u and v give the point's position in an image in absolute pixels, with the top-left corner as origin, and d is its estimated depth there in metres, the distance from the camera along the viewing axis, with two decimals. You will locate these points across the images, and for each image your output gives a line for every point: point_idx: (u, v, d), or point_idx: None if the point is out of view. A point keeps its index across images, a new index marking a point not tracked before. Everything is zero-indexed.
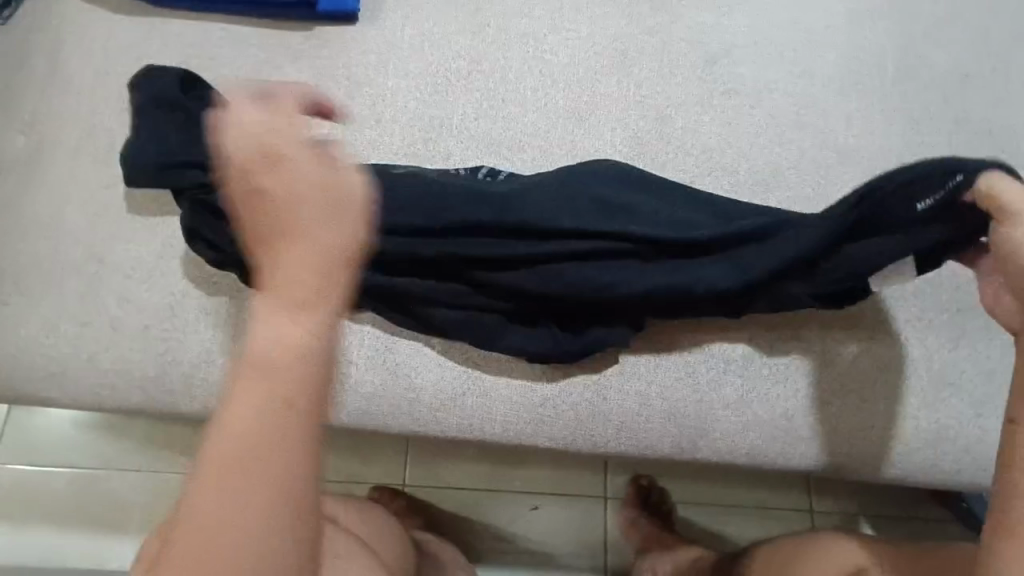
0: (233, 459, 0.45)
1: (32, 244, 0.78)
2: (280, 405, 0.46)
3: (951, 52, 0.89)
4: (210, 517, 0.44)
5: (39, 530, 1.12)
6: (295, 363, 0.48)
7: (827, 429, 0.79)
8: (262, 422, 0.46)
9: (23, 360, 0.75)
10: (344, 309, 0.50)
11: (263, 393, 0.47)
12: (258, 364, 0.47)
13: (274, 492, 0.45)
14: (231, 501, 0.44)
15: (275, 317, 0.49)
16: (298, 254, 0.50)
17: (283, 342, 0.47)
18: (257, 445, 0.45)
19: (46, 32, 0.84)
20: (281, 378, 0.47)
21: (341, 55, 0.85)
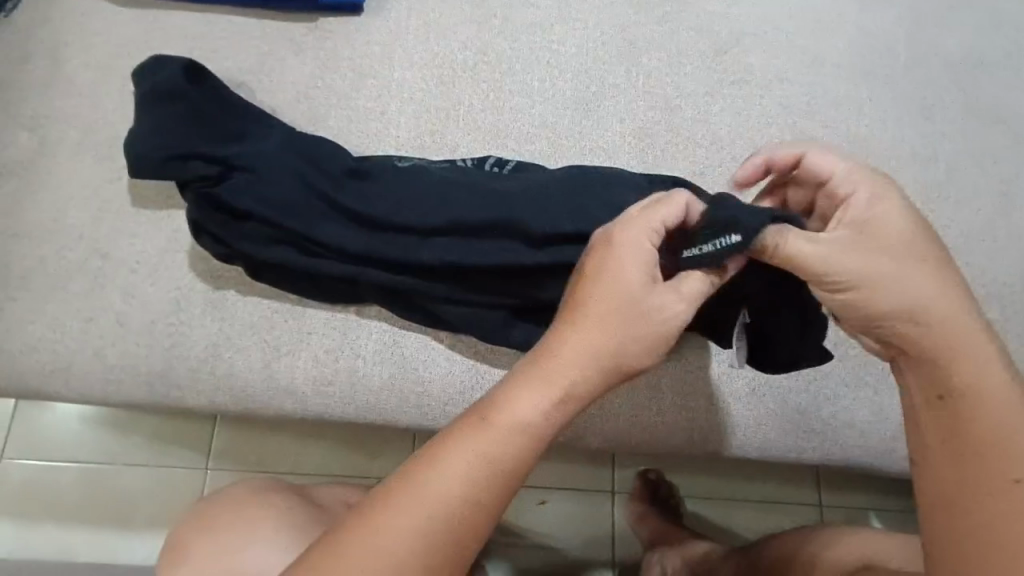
0: (456, 490, 0.55)
1: (38, 239, 0.77)
2: (524, 411, 0.58)
3: (965, 39, 0.88)
4: (411, 536, 0.54)
5: (47, 525, 1.13)
6: (525, 436, 0.58)
7: (839, 421, 0.79)
8: (503, 458, 0.57)
9: (29, 356, 0.74)
10: (618, 332, 0.60)
11: (502, 450, 0.57)
12: (504, 422, 0.58)
13: (485, 475, 0.56)
14: (455, 481, 0.56)
15: (525, 386, 0.59)
16: (585, 333, 0.60)
17: (536, 412, 0.58)
18: (486, 483, 0.56)
19: (47, 26, 0.84)
20: (516, 438, 0.58)
21: (345, 47, 0.85)
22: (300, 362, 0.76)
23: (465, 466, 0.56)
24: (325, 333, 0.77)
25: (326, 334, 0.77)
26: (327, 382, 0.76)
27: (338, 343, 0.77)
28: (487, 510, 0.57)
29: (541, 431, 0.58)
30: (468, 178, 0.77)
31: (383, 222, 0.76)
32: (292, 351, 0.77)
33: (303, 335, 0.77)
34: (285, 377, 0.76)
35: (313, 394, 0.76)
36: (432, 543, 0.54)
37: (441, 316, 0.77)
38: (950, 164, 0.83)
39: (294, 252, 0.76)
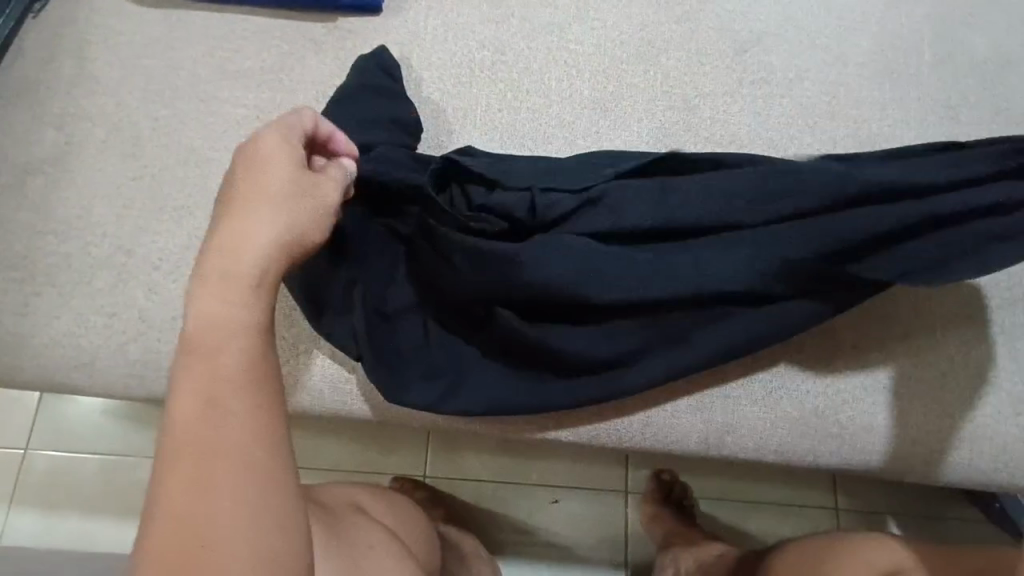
0: (209, 438, 0.46)
1: (64, 234, 0.79)
2: (203, 318, 0.51)
3: (992, 38, 0.86)
4: (243, 464, 0.45)
5: (72, 515, 1.15)
6: (251, 337, 0.51)
7: (859, 426, 0.76)
8: (212, 381, 0.48)
9: (54, 350, 0.76)
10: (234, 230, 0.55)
11: (225, 360, 0.49)
12: (215, 332, 0.50)
13: (243, 395, 0.48)
14: (223, 415, 0.47)
15: (212, 293, 0.52)
16: (224, 252, 0.54)
17: (241, 295, 0.52)
18: (233, 412, 0.47)
19: (75, 27, 0.86)
20: (255, 342, 0.51)
21: (364, 46, 0.85)
22: (317, 359, 0.77)
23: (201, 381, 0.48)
24: None
25: None
26: (343, 379, 0.77)
27: None
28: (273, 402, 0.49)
29: (247, 316, 0.52)
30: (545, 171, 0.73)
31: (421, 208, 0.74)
32: (311, 347, 0.77)
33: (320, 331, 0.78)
34: (304, 374, 0.77)
35: (331, 391, 0.77)
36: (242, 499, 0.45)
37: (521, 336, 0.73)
38: None
39: (381, 369, 0.73)
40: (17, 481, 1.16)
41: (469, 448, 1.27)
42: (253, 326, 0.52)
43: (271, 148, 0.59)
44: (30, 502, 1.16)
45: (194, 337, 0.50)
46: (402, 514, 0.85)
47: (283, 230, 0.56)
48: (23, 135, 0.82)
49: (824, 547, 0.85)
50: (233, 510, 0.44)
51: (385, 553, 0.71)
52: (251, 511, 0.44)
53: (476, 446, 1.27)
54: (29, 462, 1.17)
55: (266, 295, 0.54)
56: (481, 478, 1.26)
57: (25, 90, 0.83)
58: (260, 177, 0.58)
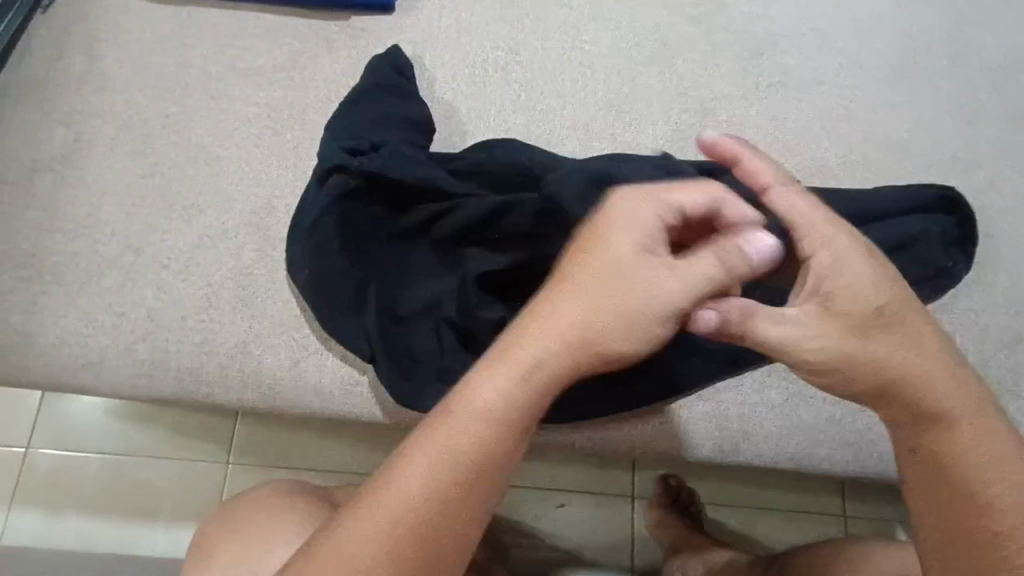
0: (406, 475, 0.46)
1: (72, 233, 0.78)
2: (530, 365, 0.48)
3: (1009, 43, 0.85)
4: (412, 514, 0.45)
5: (74, 515, 1.14)
6: (494, 432, 0.46)
7: (876, 433, 0.75)
8: (445, 476, 0.46)
9: (62, 349, 0.75)
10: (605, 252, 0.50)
11: (511, 417, 0.47)
12: (488, 395, 0.47)
13: (490, 451, 0.47)
14: (453, 467, 0.46)
15: (503, 339, 0.49)
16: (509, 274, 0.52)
17: (542, 358, 0.48)
18: (435, 511, 0.46)
19: (85, 23, 0.85)
20: (530, 397, 0.48)
21: (377, 45, 0.84)
22: (328, 361, 0.76)
23: (483, 429, 0.47)
24: None
25: None
26: (354, 381, 0.76)
27: None
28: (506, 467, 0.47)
29: (547, 374, 0.48)
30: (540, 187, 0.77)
31: (436, 211, 0.75)
32: (321, 349, 0.76)
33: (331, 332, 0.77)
34: (314, 376, 0.76)
35: (341, 393, 0.76)
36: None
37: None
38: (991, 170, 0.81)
39: (394, 371, 0.72)
40: (18, 481, 1.15)
41: None
42: (533, 396, 0.48)
43: None
44: (32, 502, 1.15)
45: (454, 419, 0.47)
46: None
47: (583, 322, 0.49)
48: (32, 132, 0.81)
49: (837, 554, 0.84)
50: (371, 550, 0.45)
51: None
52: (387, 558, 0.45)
53: None
54: (31, 462, 1.16)
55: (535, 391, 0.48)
56: None
57: (34, 86, 0.82)
58: (608, 272, 0.49)
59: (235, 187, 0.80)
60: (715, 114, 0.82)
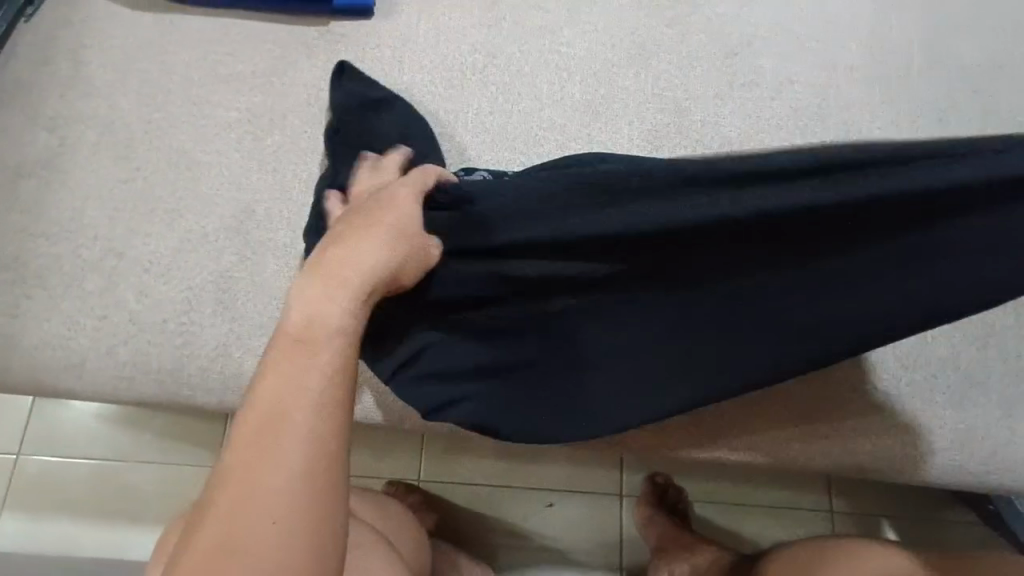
0: (263, 428, 0.45)
1: (55, 237, 0.79)
2: (307, 323, 0.51)
3: (980, 43, 0.87)
4: (261, 454, 0.44)
5: (63, 519, 1.15)
6: (339, 340, 0.50)
7: (850, 427, 0.76)
8: (293, 396, 0.47)
9: (44, 352, 0.76)
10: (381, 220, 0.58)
11: (325, 354, 0.50)
12: (307, 328, 0.51)
13: (313, 389, 0.47)
14: (281, 408, 0.46)
15: (321, 289, 0.53)
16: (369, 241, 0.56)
17: (320, 302, 0.52)
18: (297, 444, 0.45)
19: (68, 30, 0.86)
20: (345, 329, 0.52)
21: (356, 49, 0.85)
22: None
23: (300, 367, 0.48)
24: None
25: None
26: None
27: None
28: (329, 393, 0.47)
29: (353, 315, 0.52)
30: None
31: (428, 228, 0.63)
32: None
33: None
34: None
35: None
36: (270, 537, 0.42)
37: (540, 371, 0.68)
38: None
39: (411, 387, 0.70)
40: (7, 485, 1.16)
41: (463, 451, 1.27)
42: (347, 327, 0.52)
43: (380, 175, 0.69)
44: (21, 506, 1.15)
45: (292, 345, 0.50)
46: (394, 518, 0.85)
47: (390, 254, 0.56)
48: (14, 137, 0.82)
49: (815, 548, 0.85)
50: (241, 507, 0.42)
51: (372, 555, 0.71)
52: (259, 508, 0.42)
53: (470, 449, 1.27)
54: (20, 466, 1.16)
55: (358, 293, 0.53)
56: (476, 482, 1.26)
57: (18, 92, 0.83)
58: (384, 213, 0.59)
59: (216, 191, 0.81)
60: (690, 115, 0.83)
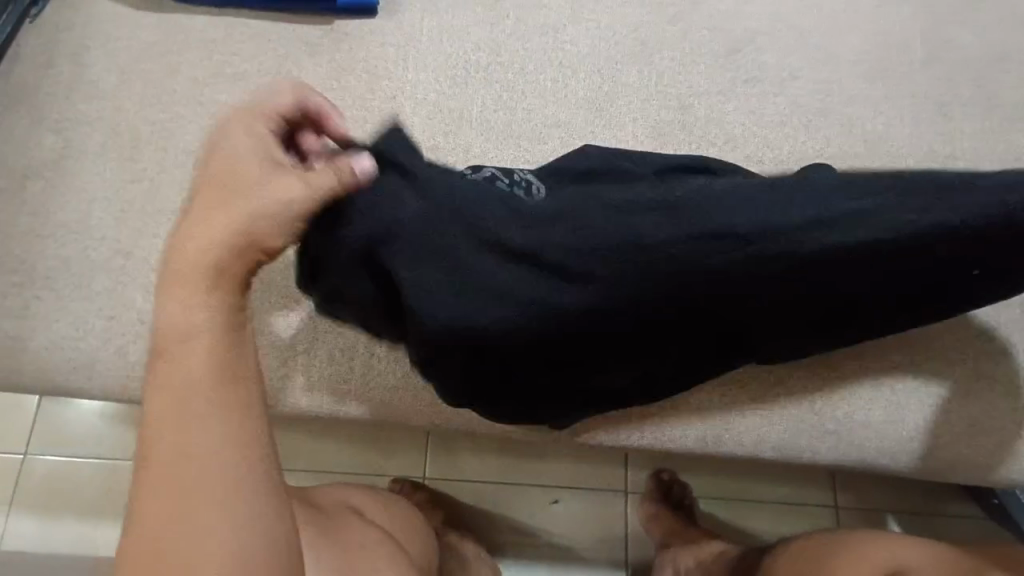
0: (179, 433, 0.49)
1: (63, 238, 0.79)
2: (176, 330, 0.52)
3: (982, 36, 0.87)
4: (183, 458, 0.48)
5: (71, 519, 1.15)
6: (210, 333, 0.52)
7: (857, 422, 0.75)
8: (189, 394, 0.50)
9: (54, 352, 0.77)
10: (208, 225, 0.55)
11: (199, 352, 0.52)
12: (181, 329, 0.52)
13: (209, 390, 0.51)
14: (184, 413, 0.49)
15: (180, 296, 0.53)
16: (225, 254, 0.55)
17: (195, 305, 0.53)
18: (219, 436, 0.49)
19: (73, 31, 0.86)
20: (213, 325, 0.53)
21: (361, 49, 0.86)
22: (316, 361, 0.77)
23: (195, 372, 0.51)
24: (340, 331, 0.78)
25: (341, 332, 0.78)
26: (342, 379, 0.77)
27: (353, 339, 0.78)
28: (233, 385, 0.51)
29: (218, 312, 0.53)
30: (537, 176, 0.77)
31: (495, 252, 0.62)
32: (309, 348, 0.77)
33: (319, 332, 0.78)
34: (302, 376, 0.77)
35: (330, 392, 0.77)
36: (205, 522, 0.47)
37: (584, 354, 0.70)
38: (965, 161, 0.82)
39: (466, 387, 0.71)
40: (16, 486, 1.16)
41: (468, 449, 1.28)
42: (227, 319, 0.54)
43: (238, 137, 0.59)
44: (29, 507, 1.16)
45: (170, 353, 0.52)
46: (402, 515, 0.85)
47: (237, 225, 0.55)
48: (21, 139, 0.82)
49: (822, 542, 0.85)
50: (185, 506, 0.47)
51: (380, 553, 0.71)
52: (201, 502, 0.47)
53: (475, 446, 1.27)
54: (28, 467, 1.17)
55: (228, 272, 0.55)
56: (481, 480, 1.26)
57: (25, 94, 0.84)
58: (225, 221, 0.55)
59: None
60: (694, 111, 0.83)
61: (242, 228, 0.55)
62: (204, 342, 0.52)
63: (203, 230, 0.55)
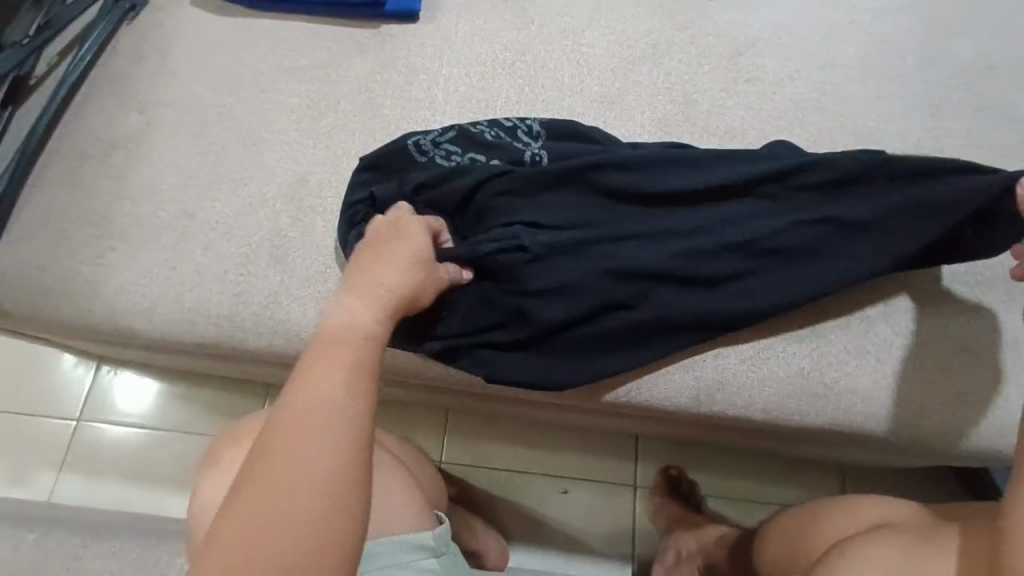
0: (314, 411, 0.55)
1: (138, 200, 0.91)
2: (344, 329, 0.62)
3: (972, 46, 0.94)
4: (301, 434, 0.54)
5: (114, 479, 1.25)
6: (366, 347, 0.61)
7: (843, 387, 0.81)
8: (335, 382, 0.57)
9: (123, 296, 0.88)
10: (385, 269, 0.68)
11: (356, 359, 0.60)
12: (339, 334, 0.61)
13: (338, 395, 0.56)
14: (317, 405, 0.55)
15: (349, 303, 0.64)
16: (376, 295, 0.66)
17: (369, 321, 0.63)
18: (334, 437, 0.54)
19: (161, 31, 1.01)
20: (361, 353, 0.60)
21: (403, 47, 0.98)
22: None
23: (319, 370, 0.58)
24: None
25: None
26: None
27: None
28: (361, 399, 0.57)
29: (380, 338, 0.63)
30: (559, 137, 0.88)
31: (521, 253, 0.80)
32: None
33: None
34: None
35: None
36: (305, 510, 0.51)
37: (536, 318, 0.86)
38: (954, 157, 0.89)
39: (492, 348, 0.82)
40: (68, 447, 1.27)
41: (483, 434, 1.33)
42: (376, 345, 0.62)
43: (417, 227, 0.74)
44: (78, 466, 1.26)
45: (329, 341, 0.61)
46: (411, 451, 0.92)
47: (411, 284, 0.69)
48: (111, 117, 0.96)
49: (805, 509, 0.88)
50: (290, 495, 0.51)
51: (390, 477, 0.77)
52: (301, 496, 0.51)
53: (490, 432, 1.33)
54: (80, 430, 1.28)
55: (383, 313, 0.65)
56: (494, 465, 1.32)
57: (117, 80, 0.98)
58: (378, 275, 0.67)
59: (277, 164, 0.92)
60: (698, 106, 0.92)
61: (399, 296, 0.67)
62: (354, 351, 0.60)
63: (381, 263, 0.68)
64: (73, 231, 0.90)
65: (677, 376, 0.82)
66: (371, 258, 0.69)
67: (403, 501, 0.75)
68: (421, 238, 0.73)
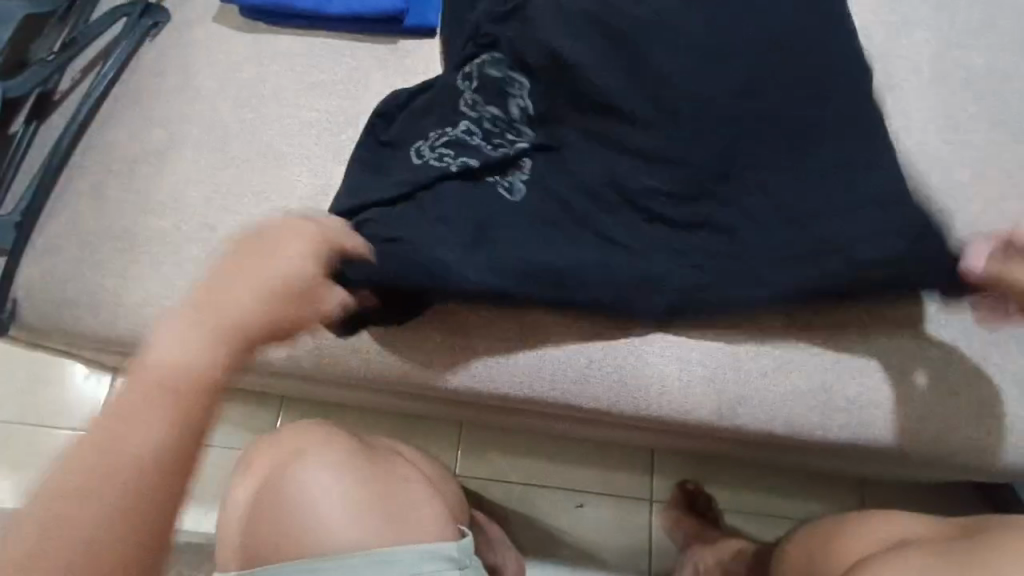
0: (139, 437, 0.46)
1: (161, 213, 0.92)
2: (219, 325, 0.54)
3: (985, 56, 0.94)
4: (133, 429, 0.46)
5: None
6: (170, 395, 0.48)
7: (863, 402, 0.83)
8: (170, 388, 0.49)
9: (146, 309, 0.89)
10: (222, 294, 0.56)
11: (186, 368, 0.50)
12: (170, 370, 0.50)
13: (151, 413, 0.47)
14: (149, 399, 0.48)
15: (184, 326, 0.52)
16: (251, 277, 0.58)
17: (200, 353, 0.52)
18: (160, 429, 0.46)
19: (183, 48, 1.02)
20: (196, 389, 0.50)
21: (421, 62, 0.99)
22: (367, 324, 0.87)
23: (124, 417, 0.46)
24: None
25: None
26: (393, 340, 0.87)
27: None
28: (187, 422, 0.48)
29: (208, 373, 0.51)
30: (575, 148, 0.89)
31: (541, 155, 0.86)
32: None
33: None
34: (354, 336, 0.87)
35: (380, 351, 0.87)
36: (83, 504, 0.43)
37: (570, 292, 0.83)
38: (970, 167, 0.89)
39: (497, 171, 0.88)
40: None
41: (497, 447, 1.33)
42: (241, 339, 0.55)
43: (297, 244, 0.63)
44: None
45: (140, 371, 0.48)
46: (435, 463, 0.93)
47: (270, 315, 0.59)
48: (134, 133, 0.97)
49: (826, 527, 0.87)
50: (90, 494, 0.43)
51: (417, 487, 0.79)
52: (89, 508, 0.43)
53: (504, 445, 1.33)
54: None
55: (229, 346, 0.54)
56: (508, 478, 1.31)
57: (140, 97, 0.99)
58: (243, 301, 0.57)
59: (297, 178, 0.94)
60: None
61: (267, 328, 0.58)
62: (217, 352, 0.53)
63: (217, 291, 0.56)
64: (97, 245, 0.91)
65: (701, 388, 0.85)
66: (244, 289, 0.57)
67: (428, 510, 0.77)
68: (311, 265, 0.63)
